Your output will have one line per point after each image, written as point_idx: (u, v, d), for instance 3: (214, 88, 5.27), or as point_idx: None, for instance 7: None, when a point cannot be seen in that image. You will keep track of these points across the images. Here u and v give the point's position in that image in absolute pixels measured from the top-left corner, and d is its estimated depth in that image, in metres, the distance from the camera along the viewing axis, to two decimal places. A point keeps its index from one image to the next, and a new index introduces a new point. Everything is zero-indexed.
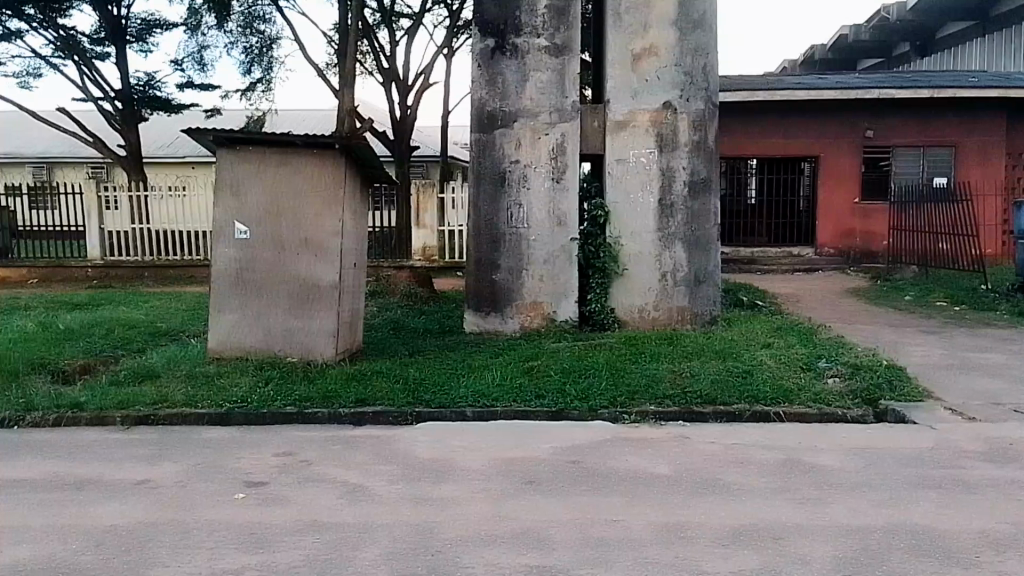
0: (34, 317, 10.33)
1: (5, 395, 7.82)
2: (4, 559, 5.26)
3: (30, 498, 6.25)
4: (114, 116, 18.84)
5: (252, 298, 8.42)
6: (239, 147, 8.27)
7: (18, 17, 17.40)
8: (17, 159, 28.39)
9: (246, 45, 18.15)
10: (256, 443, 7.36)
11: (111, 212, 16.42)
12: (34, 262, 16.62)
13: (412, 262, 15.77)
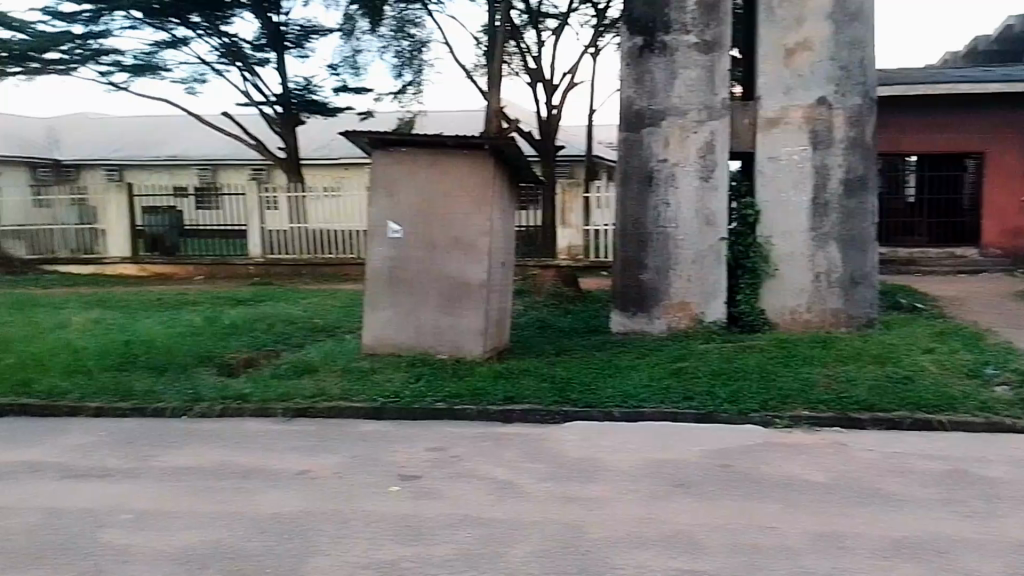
0: (201, 313, 10.85)
1: (176, 386, 8.19)
2: (180, 543, 5.63)
3: (199, 484, 6.61)
4: (275, 119, 19.52)
5: (405, 296, 8.60)
6: (392, 148, 8.39)
7: (185, 26, 17.78)
8: (182, 161, 27.12)
9: (399, 49, 18.34)
10: (408, 437, 7.49)
11: (272, 212, 16.97)
12: (201, 259, 17.26)
13: (559, 262, 15.85)
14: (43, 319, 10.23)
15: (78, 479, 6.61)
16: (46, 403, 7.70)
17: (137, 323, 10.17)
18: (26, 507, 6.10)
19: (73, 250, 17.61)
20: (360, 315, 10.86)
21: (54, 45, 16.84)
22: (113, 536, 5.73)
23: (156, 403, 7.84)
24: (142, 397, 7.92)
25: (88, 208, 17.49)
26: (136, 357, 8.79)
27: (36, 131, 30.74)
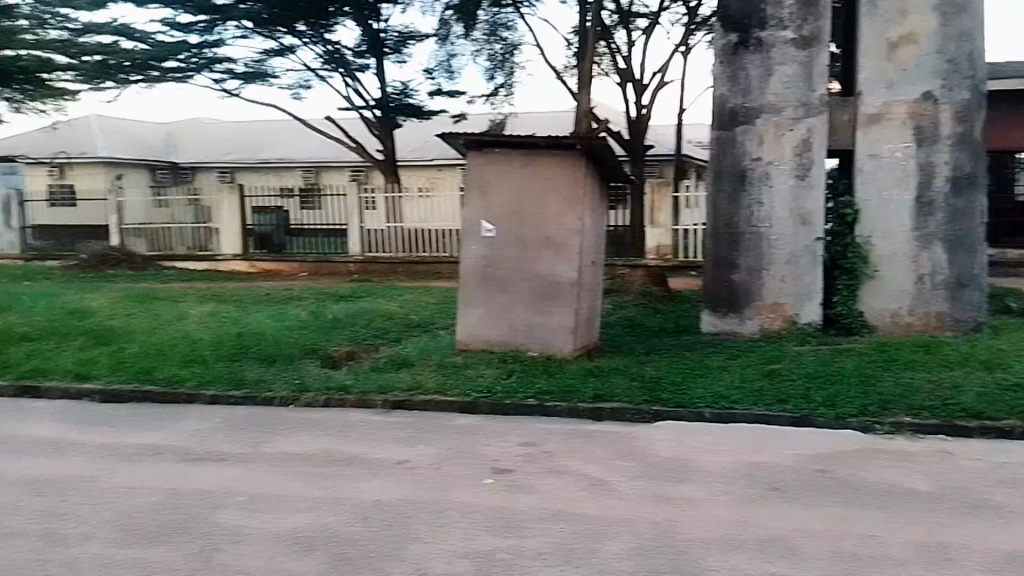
0: (307, 307, 11.38)
1: (284, 377, 8.63)
2: (290, 527, 5.96)
3: (305, 471, 6.96)
4: (374, 123, 20.19)
5: (497, 294, 8.78)
6: (485, 149, 8.58)
7: (291, 34, 18.60)
8: (289, 164, 28.40)
9: (491, 52, 18.66)
10: (501, 431, 7.67)
11: (370, 212, 17.58)
12: (306, 257, 17.95)
13: (647, 262, 15.83)
14: (164, 311, 10.93)
15: (197, 462, 7.07)
16: (166, 391, 8.25)
17: (248, 316, 10.76)
18: (152, 487, 6.60)
19: (189, 248, 18.76)
20: (453, 312, 11.13)
21: (172, 55, 17.96)
22: (228, 518, 6.13)
23: (265, 392, 8.29)
24: (253, 386, 8.39)
25: (202, 208, 18.51)
26: (248, 349, 9.30)
27: (155, 134, 32.56)
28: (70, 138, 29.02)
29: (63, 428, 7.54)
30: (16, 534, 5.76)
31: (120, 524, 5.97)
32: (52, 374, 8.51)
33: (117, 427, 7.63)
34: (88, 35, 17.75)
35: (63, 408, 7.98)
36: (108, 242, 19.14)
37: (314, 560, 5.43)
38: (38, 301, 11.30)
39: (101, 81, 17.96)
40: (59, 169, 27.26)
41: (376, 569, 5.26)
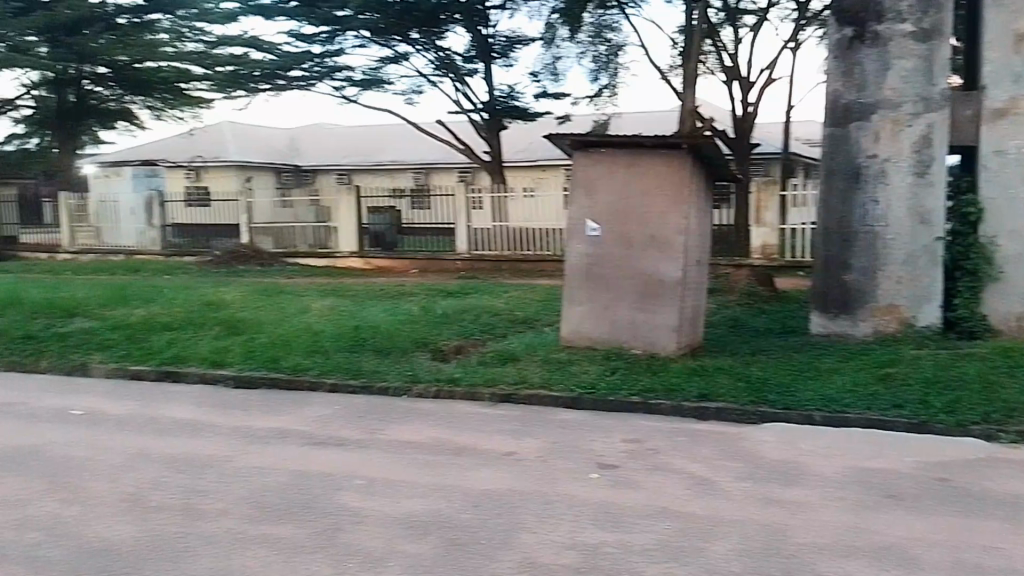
0: (418, 302, 11.86)
1: (397, 368, 9.05)
2: (405, 511, 6.29)
3: (418, 458, 7.30)
4: (481, 126, 20.73)
5: (601, 292, 8.91)
6: (592, 149, 8.73)
7: (405, 42, 19.38)
8: (401, 165, 29.51)
9: (597, 54, 18.80)
10: (606, 428, 7.79)
11: (477, 211, 17.98)
12: (416, 255, 18.63)
13: (752, 261, 15.67)
14: (288, 304, 11.67)
15: (319, 446, 7.54)
16: (290, 379, 8.82)
17: (363, 310, 11.30)
18: (279, 467, 7.11)
19: (310, 245, 19.71)
20: (557, 309, 11.31)
21: (297, 65, 18.84)
22: (348, 500, 6.52)
23: (380, 382, 8.73)
24: (369, 376, 8.86)
25: (322, 208, 19.43)
26: (364, 341, 9.80)
27: (280, 139, 34.25)
28: (205, 144, 30.95)
29: (200, 410, 8.21)
30: (163, 506, 6.37)
31: (253, 502, 6.47)
32: (190, 361, 9.26)
33: (247, 410, 8.23)
34: (220, 47, 19.12)
35: (199, 392, 8.67)
36: (239, 240, 20.44)
37: (427, 544, 5.71)
38: (180, 294, 12.32)
39: (232, 89, 18.92)
40: (194, 172, 29.21)
41: (488, 556, 5.49)
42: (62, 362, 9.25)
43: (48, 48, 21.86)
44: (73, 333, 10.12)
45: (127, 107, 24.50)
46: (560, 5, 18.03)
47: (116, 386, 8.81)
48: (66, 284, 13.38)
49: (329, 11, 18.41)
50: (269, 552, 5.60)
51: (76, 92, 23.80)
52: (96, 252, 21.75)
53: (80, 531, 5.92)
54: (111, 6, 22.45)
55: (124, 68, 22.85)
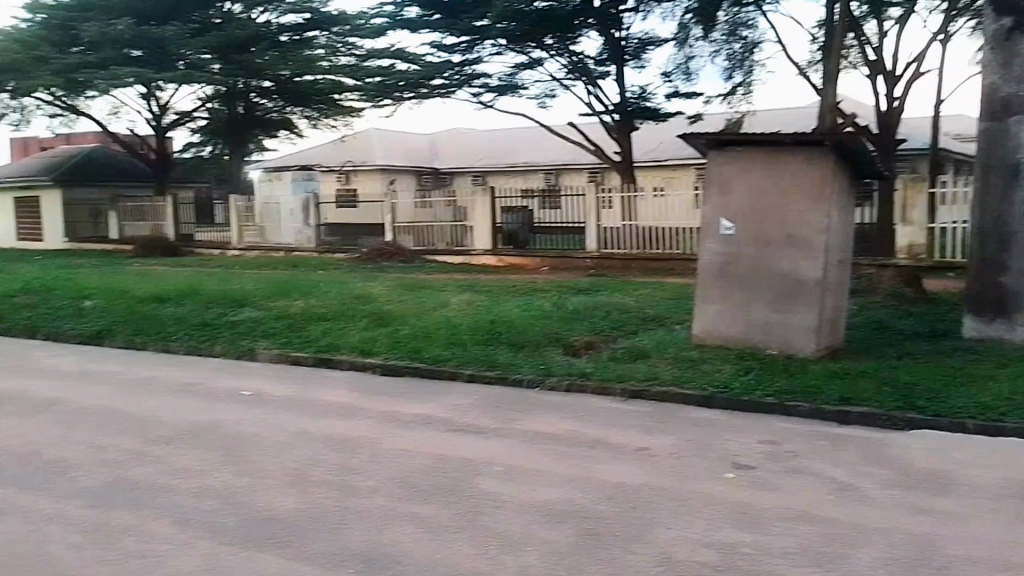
0: (551, 298, 12.21)
1: (531, 360, 9.43)
2: (543, 499, 6.55)
3: (553, 449, 7.57)
4: (611, 127, 20.81)
5: (736, 291, 9.10)
6: (727, 148, 9.01)
7: (540, 48, 19.82)
8: (533, 166, 30.74)
9: (731, 52, 18.55)
10: (741, 429, 7.79)
11: (607, 210, 18.14)
12: (546, 252, 18.90)
13: (897, 261, 15.01)
14: (430, 299, 12.30)
15: (462, 433, 7.98)
16: (432, 368, 9.36)
17: (498, 305, 11.73)
18: (423, 451, 7.59)
19: (447, 243, 20.49)
20: (688, 306, 11.34)
21: (438, 73, 19.66)
22: (488, 485, 6.85)
23: (515, 374, 9.13)
24: (503, 368, 9.26)
25: (459, 208, 20.05)
26: (500, 334, 10.18)
27: (420, 142, 35.93)
28: (353, 150, 32.85)
29: (353, 395, 8.89)
30: (321, 481, 6.96)
31: (402, 482, 6.94)
32: (342, 349, 10.00)
33: (395, 397, 8.83)
34: (370, 60, 20.18)
35: (351, 378, 9.36)
36: (383, 238, 21.48)
37: (564, 532, 5.92)
38: (332, 287, 13.27)
39: (380, 99, 19.84)
40: (345, 176, 31.45)
41: (624, 548, 5.63)
42: (233, 347, 10.23)
43: (220, 64, 24.70)
44: (242, 321, 11.17)
45: (288, 117, 27.66)
46: (695, 5, 17.82)
47: (278, 370, 9.65)
48: (235, 277, 14.71)
49: (469, 22, 19.32)
50: (416, 529, 6.00)
51: (246, 104, 26.99)
52: (260, 249, 23.63)
53: (250, 501, 6.58)
54: (275, 26, 25.70)
55: (286, 80, 25.89)
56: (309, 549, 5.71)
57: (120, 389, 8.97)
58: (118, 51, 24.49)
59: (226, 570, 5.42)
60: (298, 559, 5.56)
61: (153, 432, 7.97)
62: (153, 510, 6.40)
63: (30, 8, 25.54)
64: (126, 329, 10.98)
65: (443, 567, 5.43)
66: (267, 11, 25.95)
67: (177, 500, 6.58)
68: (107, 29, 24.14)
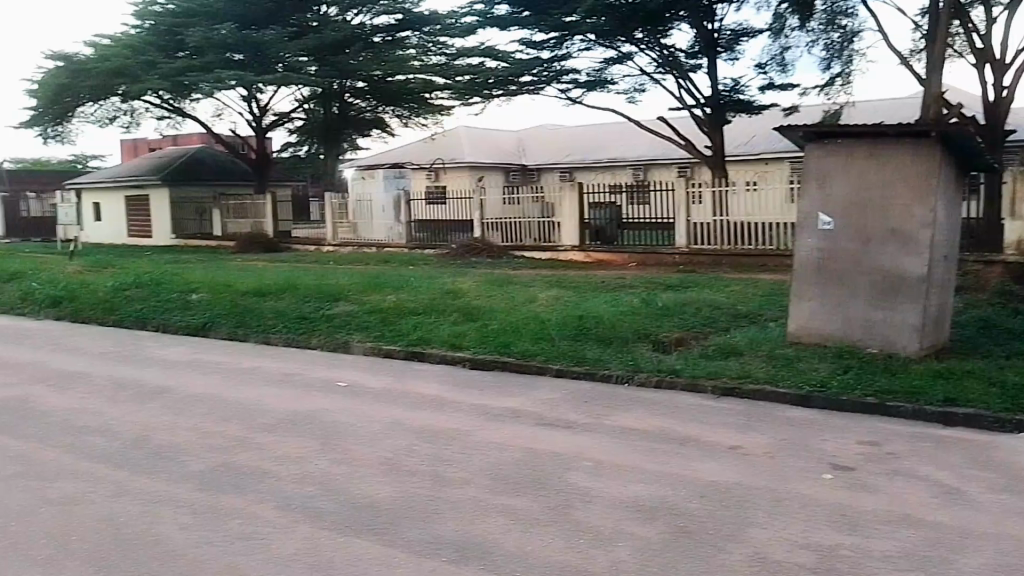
0: (640, 294, 12.11)
1: (620, 357, 9.41)
2: (634, 494, 6.52)
3: (643, 445, 7.54)
4: (703, 121, 20.38)
5: (834, 287, 9.12)
6: (826, 141, 9.07)
7: (630, 42, 19.72)
8: (621, 161, 31.26)
9: (828, 42, 18.06)
10: (838, 428, 7.60)
11: (697, 206, 18.17)
12: (634, 248, 18.78)
13: (1006, 257, 14.30)
14: (518, 294, 12.39)
15: (552, 428, 8.02)
16: (519, 363, 9.45)
17: (587, 302, 11.69)
18: (513, 444, 7.66)
19: (534, 240, 20.59)
20: (781, 302, 11.17)
21: (527, 70, 19.60)
22: (578, 480, 6.87)
23: (603, 369, 9.14)
24: (592, 363, 9.28)
25: (548, 204, 20.21)
26: (587, 330, 10.19)
27: (507, 138, 36.23)
28: (442, 147, 32.93)
29: (444, 388, 9.05)
30: (414, 471, 7.11)
31: (493, 474, 7.02)
32: (432, 343, 10.18)
33: (486, 390, 8.95)
34: (460, 59, 20.45)
35: (441, 371, 9.54)
36: (471, 235, 21.52)
37: (656, 529, 5.89)
38: (421, 283, 13.49)
39: (470, 96, 20.05)
40: (435, 173, 31.39)
41: (718, 546, 5.55)
42: (329, 340, 10.57)
43: (316, 66, 25.67)
44: (336, 314, 11.50)
45: (379, 116, 28.84)
46: None
47: (371, 362, 9.90)
48: (329, 272, 15.09)
49: (559, 18, 19.40)
50: (506, 521, 6.07)
51: (340, 104, 28.09)
52: (353, 245, 24.25)
53: (346, 488, 6.78)
54: (368, 28, 26.80)
55: (378, 80, 26.70)
56: (404, 537, 5.85)
57: (224, 378, 9.38)
58: (222, 55, 25.52)
59: (324, 554, 5.60)
60: (393, 546, 5.69)
61: (255, 420, 8.31)
62: (255, 494, 6.67)
63: (140, 15, 27.03)
64: (228, 321, 11.47)
65: (535, 559, 5.47)
66: (361, 13, 26.91)
67: (277, 486, 6.83)
68: (212, 34, 25.33)
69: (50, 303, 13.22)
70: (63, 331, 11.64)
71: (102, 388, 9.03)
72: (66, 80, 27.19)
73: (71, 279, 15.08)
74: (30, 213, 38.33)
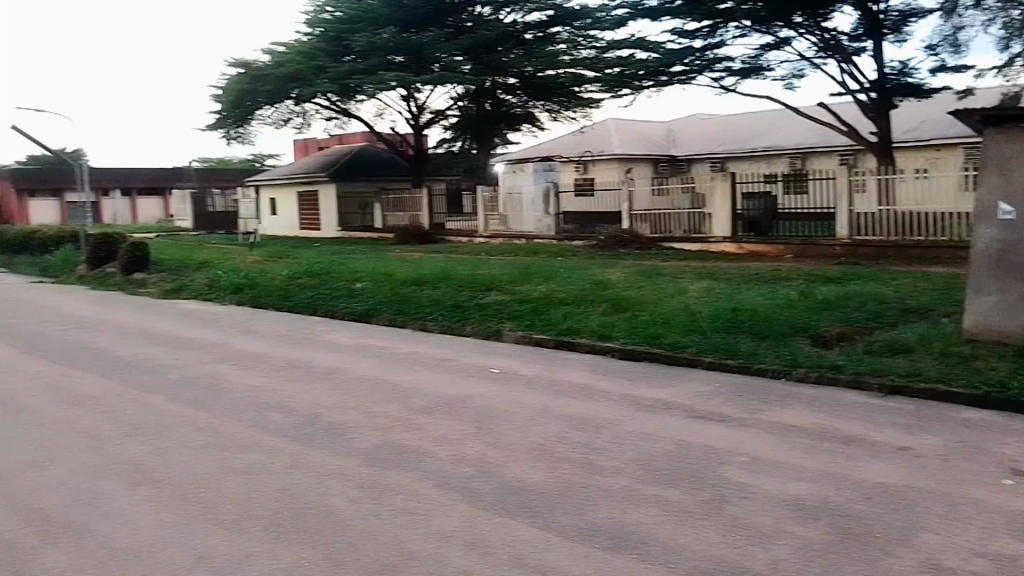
0: (797, 287, 11.69)
1: (776, 351, 9.26)
2: (794, 492, 6.34)
3: (802, 442, 7.31)
4: (867, 106, 19.42)
5: (1016, 281, 8.58)
6: (1008, 126, 8.53)
7: (788, 27, 19.10)
8: (777, 150, 30.25)
9: (1008, 20, 16.66)
10: (1020, 433, 7.07)
11: (861, 194, 17.34)
12: (791, 240, 18.13)
13: None
14: (666, 285, 12.32)
15: (706, 420, 7.94)
16: (670, 354, 9.48)
17: (741, 294, 11.47)
18: (665, 436, 7.62)
19: (684, 231, 20.32)
20: (954, 297, 10.49)
21: (680, 60, 19.34)
22: (732, 473, 6.76)
23: (758, 363, 9.02)
24: (746, 356, 9.19)
25: (698, 195, 19.98)
26: (741, 322, 10.05)
27: (656, 129, 36.04)
28: (594, 139, 33.19)
29: (595, 377, 9.20)
30: (567, 458, 7.23)
31: (645, 464, 7.03)
32: (581, 333, 10.41)
33: (640, 381, 9.01)
34: (610, 51, 20.34)
35: (592, 361, 9.71)
36: (620, 226, 21.68)
37: (818, 528, 5.70)
38: (570, 274, 13.66)
39: (619, 89, 19.94)
40: (583, 166, 31.75)
41: (887, 550, 5.30)
42: (481, 328, 11.07)
43: (470, 65, 26.97)
44: (488, 304, 11.90)
45: (530, 111, 29.85)
46: None
47: (523, 351, 10.26)
48: (483, 263, 15.59)
49: (713, 6, 19.04)
50: (659, 512, 6.05)
51: (492, 101, 29.30)
52: (503, 236, 24.88)
53: (501, 470, 7.01)
54: (520, 26, 27.72)
55: (529, 76, 27.66)
56: (557, 520, 5.97)
57: (386, 362, 9.98)
58: (384, 57, 27.12)
59: (482, 532, 5.79)
60: (548, 529, 5.80)
61: (416, 402, 8.75)
62: (415, 472, 7.01)
63: (310, 23, 28.36)
64: (389, 308, 12.25)
65: (690, 552, 5.42)
66: (513, 11, 27.84)
67: (435, 465, 7.16)
68: (374, 38, 26.89)
69: (233, 290, 14.61)
70: (244, 315, 12.89)
71: (278, 369, 9.83)
72: (248, 85, 29.57)
73: (249, 268, 16.43)
74: (216, 208, 42.48)
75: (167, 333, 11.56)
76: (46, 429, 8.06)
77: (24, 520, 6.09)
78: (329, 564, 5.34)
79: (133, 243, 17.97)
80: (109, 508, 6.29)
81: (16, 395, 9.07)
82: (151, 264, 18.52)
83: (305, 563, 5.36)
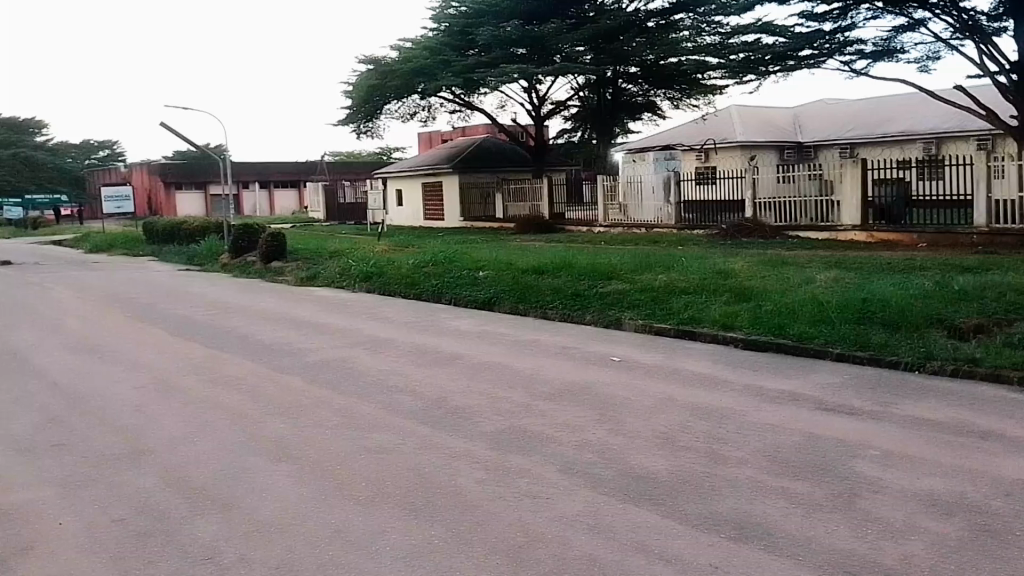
0: (931, 278, 11.27)
1: (909, 343, 9.04)
2: (927, 487, 6.23)
3: (935, 437, 7.12)
4: (1006, 88, 18.35)
5: None
6: None
7: (924, 8, 18.27)
8: (910, 135, 28.99)
9: None
10: None
11: (999, 180, 16.61)
12: (924, 229, 17.64)
13: None
14: (792, 275, 12.14)
15: (835, 412, 7.86)
16: (797, 346, 9.44)
17: (873, 283, 11.17)
18: (790, 428, 7.57)
19: (810, 219, 20.03)
20: None
21: (809, 44, 18.79)
22: (863, 467, 6.66)
23: (891, 355, 8.85)
24: (878, 349, 9.03)
25: (825, 181, 19.56)
26: (871, 314, 9.82)
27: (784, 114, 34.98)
28: (717, 127, 32.70)
29: (717, 368, 9.22)
30: (690, 447, 7.30)
31: (770, 455, 7.02)
32: (703, 322, 10.50)
33: (765, 372, 8.97)
34: (736, 37, 19.90)
35: (715, 351, 9.75)
36: (741, 214, 21.45)
37: (953, 526, 5.59)
38: (690, 263, 13.66)
39: (744, 75, 19.48)
40: (704, 154, 31.44)
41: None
42: (602, 316, 11.33)
43: (591, 55, 27.28)
44: (609, 292, 12.11)
45: (651, 100, 30.35)
46: None
47: (647, 339, 10.44)
48: (603, 252, 15.67)
49: None
50: (786, 504, 6.06)
51: (613, 91, 29.70)
52: (623, 225, 24.86)
53: (623, 458, 7.14)
54: (643, 14, 27.34)
55: (650, 66, 27.90)
56: (683, 509, 6.07)
57: (512, 350, 10.30)
58: (506, 50, 27.79)
59: (607, 518, 5.95)
60: (673, 518, 5.91)
61: (539, 389, 8.98)
62: (540, 457, 7.22)
63: (437, 19, 29.63)
64: (511, 296, 12.63)
65: (819, 545, 5.42)
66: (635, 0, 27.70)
67: (559, 450, 7.36)
68: (500, 32, 27.55)
69: (363, 279, 15.36)
70: (376, 302, 13.57)
71: (406, 355, 10.30)
72: (375, 82, 30.56)
73: (379, 257, 17.06)
74: (347, 199, 44.14)
75: (302, 319, 12.27)
76: (197, 406, 8.74)
77: (183, 489, 6.65)
78: (462, 542, 5.63)
79: (271, 233, 19.00)
80: (257, 482, 6.77)
81: (168, 374, 9.89)
82: (289, 252, 19.57)
83: (439, 540, 5.67)
